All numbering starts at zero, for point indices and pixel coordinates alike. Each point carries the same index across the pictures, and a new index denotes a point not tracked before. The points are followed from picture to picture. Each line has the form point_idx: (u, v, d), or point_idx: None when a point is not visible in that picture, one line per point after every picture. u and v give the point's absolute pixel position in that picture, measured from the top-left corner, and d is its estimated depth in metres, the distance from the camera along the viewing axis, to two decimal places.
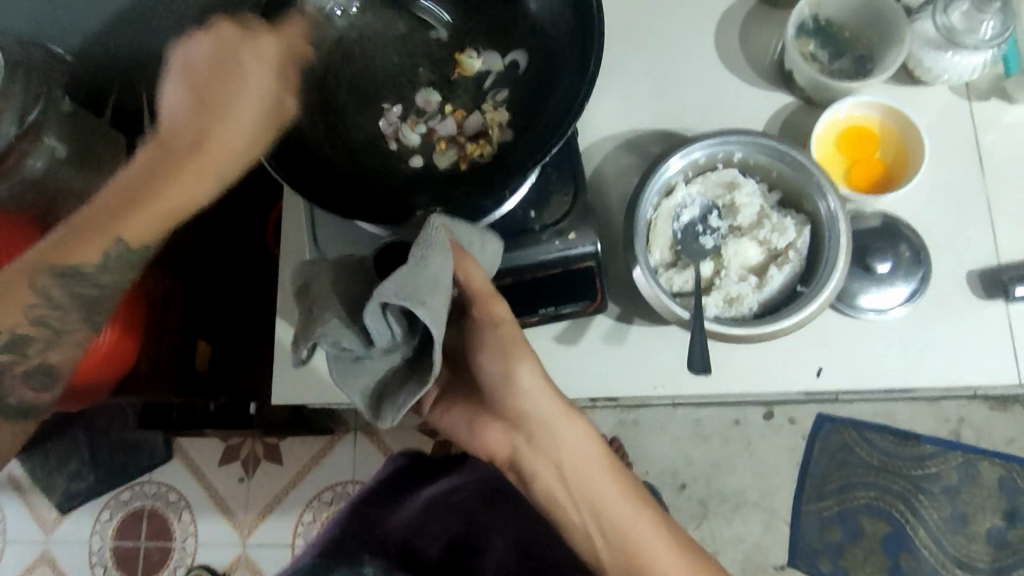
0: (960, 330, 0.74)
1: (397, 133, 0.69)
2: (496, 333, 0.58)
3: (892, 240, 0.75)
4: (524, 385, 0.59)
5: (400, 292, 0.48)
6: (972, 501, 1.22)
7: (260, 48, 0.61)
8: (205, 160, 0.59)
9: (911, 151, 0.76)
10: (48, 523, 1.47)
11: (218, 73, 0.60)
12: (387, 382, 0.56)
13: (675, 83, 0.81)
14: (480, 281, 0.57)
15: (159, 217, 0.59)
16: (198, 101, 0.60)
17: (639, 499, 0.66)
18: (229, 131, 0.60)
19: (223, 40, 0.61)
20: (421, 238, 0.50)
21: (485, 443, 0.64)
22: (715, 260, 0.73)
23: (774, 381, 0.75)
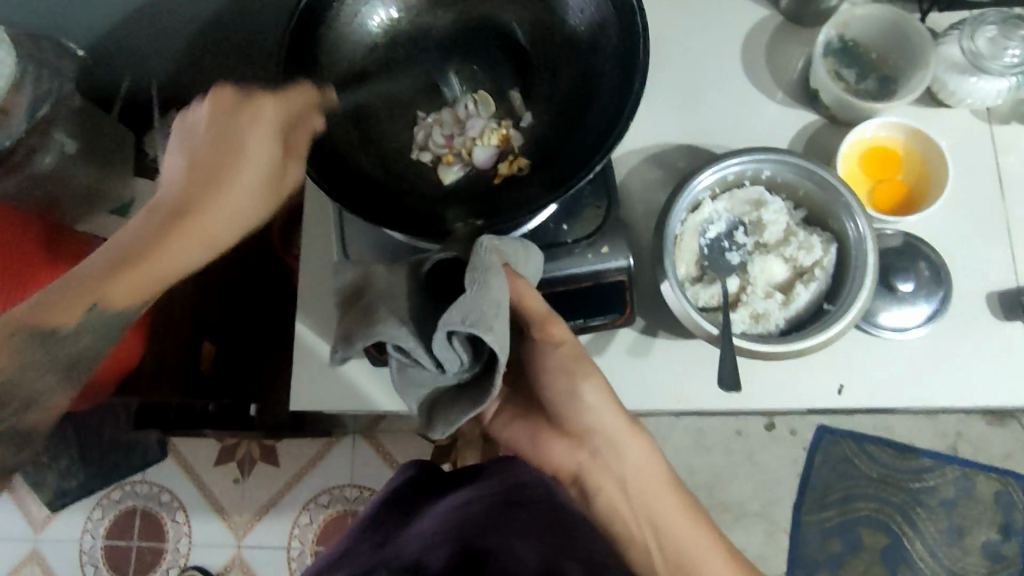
0: (976, 350, 0.76)
1: (427, 142, 0.70)
2: (556, 354, 0.61)
3: (912, 258, 0.76)
4: (589, 400, 0.62)
5: (467, 319, 0.50)
6: (969, 515, 1.23)
7: (262, 112, 0.57)
8: (206, 223, 0.54)
9: (933, 173, 0.77)
10: (38, 522, 1.45)
11: (228, 148, 0.55)
12: (439, 397, 0.59)
13: (699, 98, 0.82)
14: (537, 303, 0.59)
15: (142, 285, 0.53)
16: (206, 165, 0.55)
17: (695, 514, 0.66)
18: (220, 208, 0.54)
19: (222, 106, 0.56)
20: (477, 262, 0.52)
21: (550, 457, 0.65)
22: (741, 277, 0.74)
23: (795, 396, 0.75)
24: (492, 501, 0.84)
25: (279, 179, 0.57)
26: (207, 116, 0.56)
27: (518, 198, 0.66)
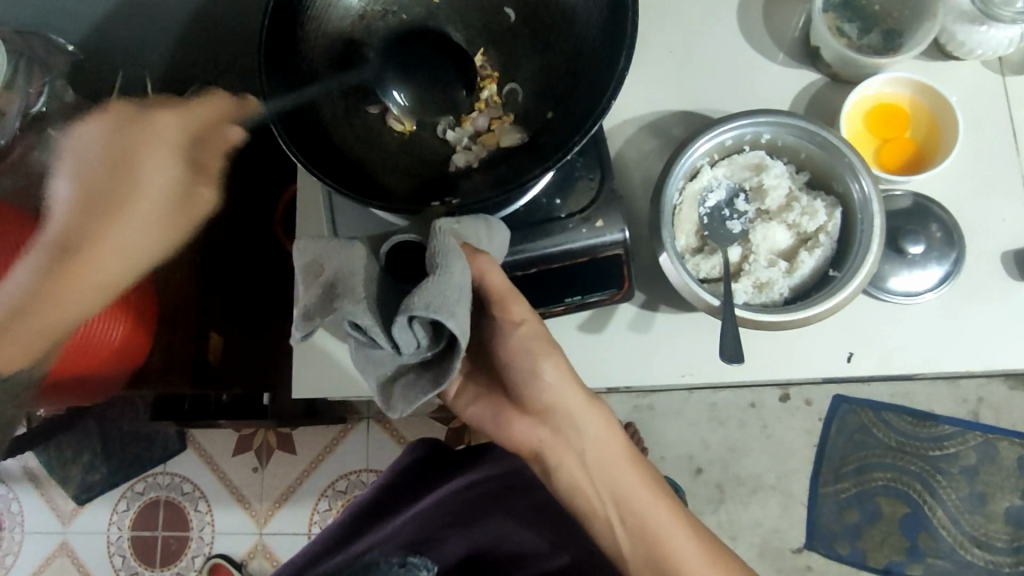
0: (990, 312, 0.73)
1: (385, 112, 0.67)
2: (517, 334, 0.60)
3: (924, 220, 0.74)
4: (548, 379, 0.62)
5: (429, 305, 0.49)
6: (991, 481, 1.21)
7: (164, 126, 0.71)
8: (124, 225, 0.69)
9: (943, 129, 0.74)
10: (66, 515, 1.47)
11: (120, 163, 0.69)
12: (401, 374, 0.57)
13: (696, 63, 0.79)
14: (498, 280, 0.59)
15: (78, 287, 0.67)
16: (102, 192, 0.69)
17: (656, 487, 0.66)
18: (147, 203, 0.69)
19: (116, 124, 0.71)
20: (437, 246, 0.52)
21: (512, 434, 0.65)
22: (743, 245, 0.71)
23: (804, 366, 0.73)
24: (487, 489, 0.82)
25: (187, 192, 0.72)
26: (106, 133, 0.71)
27: (496, 177, 0.64)
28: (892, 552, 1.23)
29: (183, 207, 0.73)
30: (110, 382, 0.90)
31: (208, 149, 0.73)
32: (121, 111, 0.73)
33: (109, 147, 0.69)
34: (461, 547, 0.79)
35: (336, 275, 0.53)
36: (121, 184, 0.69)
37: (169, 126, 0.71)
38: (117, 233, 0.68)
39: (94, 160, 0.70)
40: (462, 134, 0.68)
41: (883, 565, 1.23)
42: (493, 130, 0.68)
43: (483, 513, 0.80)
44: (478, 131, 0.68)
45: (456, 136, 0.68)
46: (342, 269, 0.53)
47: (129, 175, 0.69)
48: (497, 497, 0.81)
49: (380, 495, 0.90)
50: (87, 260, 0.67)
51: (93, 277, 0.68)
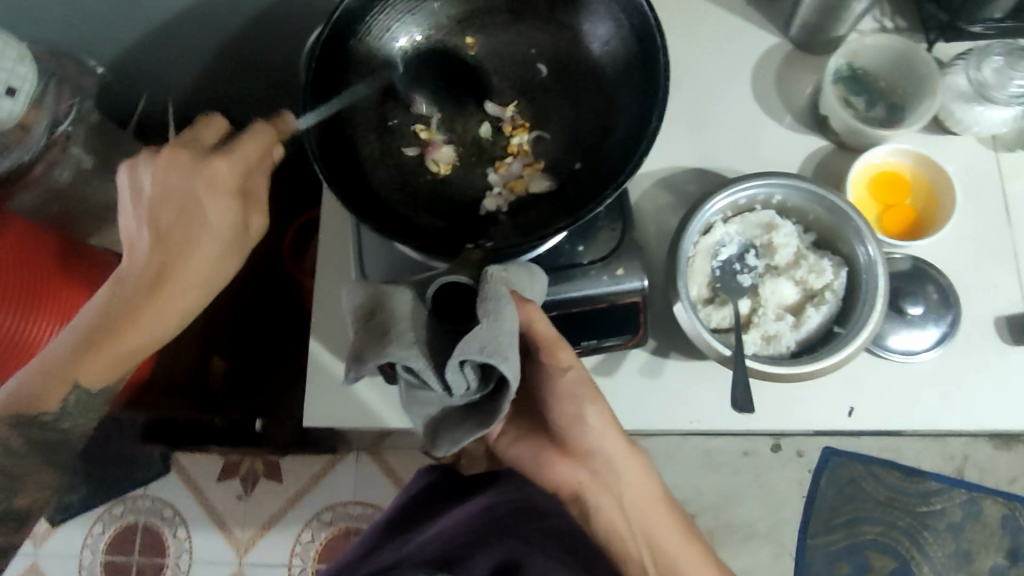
0: (983, 375, 0.76)
1: (424, 154, 0.71)
2: (567, 382, 0.61)
3: (921, 282, 0.77)
4: (592, 423, 0.63)
5: (484, 350, 0.51)
6: (975, 539, 1.24)
7: (217, 176, 0.60)
8: (179, 284, 0.62)
9: (942, 199, 0.78)
10: (41, 535, 1.44)
11: (185, 213, 0.61)
12: (447, 413, 0.59)
13: (710, 123, 0.84)
14: (545, 329, 0.60)
15: (124, 352, 0.63)
16: (172, 239, 0.61)
17: (684, 530, 0.69)
18: (198, 260, 0.62)
19: (172, 167, 0.61)
20: (488, 292, 0.53)
21: (553, 476, 0.66)
22: (752, 298, 0.75)
23: (809, 417, 0.76)
24: (506, 509, 0.81)
25: (241, 232, 0.63)
26: (164, 174, 0.61)
27: (524, 224, 0.67)
28: None
29: (237, 248, 0.64)
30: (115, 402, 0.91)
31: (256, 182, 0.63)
32: (180, 157, 0.61)
33: (170, 193, 0.60)
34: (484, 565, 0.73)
35: (387, 318, 0.54)
36: (184, 234, 0.61)
37: (225, 173, 0.61)
38: (170, 294, 0.61)
39: (157, 214, 0.61)
40: (496, 176, 0.71)
41: None
42: (523, 177, 0.70)
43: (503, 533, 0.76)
44: (511, 176, 0.70)
45: (488, 179, 0.71)
46: (393, 314, 0.54)
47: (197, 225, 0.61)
48: (514, 518, 0.79)
49: (399, 516, 0.90)
50: (146, 324, 0.62)
51: (162, 323, 0.63)
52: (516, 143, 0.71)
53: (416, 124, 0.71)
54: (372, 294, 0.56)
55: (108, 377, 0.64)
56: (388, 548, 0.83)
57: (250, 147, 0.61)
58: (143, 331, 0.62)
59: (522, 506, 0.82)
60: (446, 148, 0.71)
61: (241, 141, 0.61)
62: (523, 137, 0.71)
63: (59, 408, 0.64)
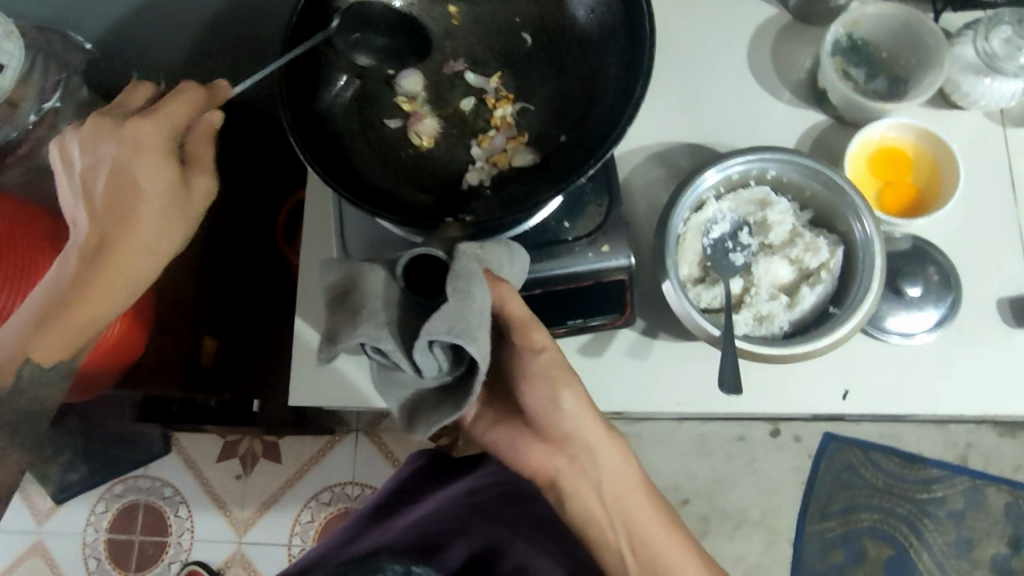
0: (985, 358, 0.74)
1: (407, 126, 0.69)
2: (537, 362, 0.59)
3: (921, 263, 0.75)
4: (567, 408, 0.61)
5: (451, 330, 0.49)
6: (977, 527, 1.22)
7: (140, 135, 0.58)
8: (126, 248, 0.59)
9: (945, 176, 0.76)
10: (42, 513, 1.45)
11: (117, 176, 0.58)
12: (423, 395, 0.58)
13: (706, 96, 0.81)
14: (520, 311, 0.59)
15: (78, 323, 0.60)
16: (110, 204, 0.58)
17: (665, 517, 0.68)
18: (142, 222, 0.58)
19: (99, 135, 0.59)
20: (459, 269, 0.51)
21: (528, 461, 0.64)
22: (745, 278, 0.72)
23: (803, 400, 0.74)
24: (495, 495, 0.81)
25: (183, 194, 0.60)
26: (92, 143, 0.59)
27: (507, 198, 0.65)
28: None
29: (181, 210, 0.60)
30: (103, 380, 0.91)
31: (196, 145, 0.60)
32: (105, 124, 0.59)
33: (102, 163, 0.58)
34: (465, 552, 0.71)
35: (358, 298, 0.53)
36: (117, 197, 0.58)
37: (150, 132, 0.58)
38: (117, 260, 0.59)
39: (95, 182, 0.59)
40: (480, 150, 0.69)
41: None
42: (507, 151, 0.68)
43: (490, 520, 0.76)
44: (494, 150, 0.68)
45: (472, 152, 0.69)
46: (363, 294, 0.53)
47: (133, 188, 0.58)
48: (502, 504, 0.79)
49: (381, 501, 0.89)
50: (97, 294, 0.59)
51: (110, 293, 0.60)
52: (500, 116, 0.69)
53: (398, 97, 0.69)
54: (345, 273, 0.55)
55: (68, 352, 0.62)
56: (365, 534, 0.80)
57: (178, 108, 0.59)
58: (96, 300, 0.59)
59: (510, 490, 0.82)
60: (429, 121, 0.69)
61: (169, 104, 0.59)
62: (507, 109, 0.69)
63: (17, 382, 0.61)
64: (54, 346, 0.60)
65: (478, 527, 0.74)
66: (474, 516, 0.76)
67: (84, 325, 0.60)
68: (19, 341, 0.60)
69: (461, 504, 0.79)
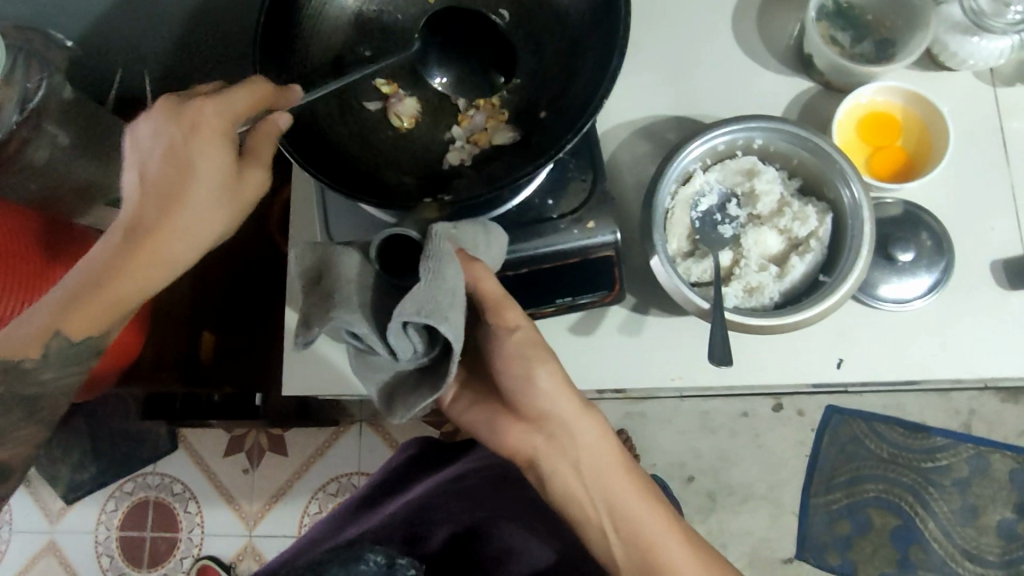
0: (981, 322, 0.73)
1: (388, 108, 0.68)
2: (511, 341, 0.60)
3: (912, 228, 0.75)
4: (542, 385, 0.61)
5: (420, 310, 0.49)
6: (982, 494, 1.21)
7: (202, 118, 0.55)
8: (169, 236, 0.56)
9: (934, 139, 0.75)
10: (54, 513, 1.46)
11: (175, 161, 0.55)
12: (399, 381, 0.58)
13: (691, 68, 0.80)
14: (491, 285, 0.58)
15: (113, 306, 0.58)
16: (163, 187, 0.55)
17: (650, 496, 0.66)
18: (191, 211, 0.56)
19: (165, 113, 0.56)
20: (431, 248, 0.52)
21: (506, 442, 0.64)
22: (734, 250, 0.72)
23: (797, 370, 0.73)
24: (481, 480, 0.83)
25: (234, 183, 0.57)
26: (157, 122, 0.56)
27: (490, 176, 0.64)
28: (882, 564, 1.23)
29: (229, 199, 0.57)
30: (106, 376, 0.91)
31: (258, 141, 0.57)
32: (169, 105, 0.56)
33: (166, 144, 0.55)
34: (450, 534, 0.78)
35: (332, 281, 0.53)
36: (173, 183, 0.55)
37: (211, 116, 0.55)
38: (157, 246, 0.56)
39: (149, 160, 0.56)
40: (462, 130, 0.68)
41: None
42: (487, 129, 0.67)
43: (475, 505, 0.80)
44: (475, 130, 0.68)
45: (451, 132, 0.68)
46: (338, 276, 0.53)
47: (187, 174, 0.55)
48: (487, 489, 0.82)
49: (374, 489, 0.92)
50: (129, 278, 0.57)
51: (151, 278, 0.57)
52: (481, 96, 0.68)
53: (378, 79, 0.67)
54: (319, 257, 0.54)
55: (98, 330, 0.59)
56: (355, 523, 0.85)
57: (241, 99, 0.55)
58: (135, 285, 0.57)
59: (498, 476, 0.83)
60: (410, 102, 0.68)
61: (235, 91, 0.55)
62: (489, 86, 0.68)
63: (42, 357, 0.59)
64: (83, 327, 0.58)
65: (461, 512, 0.79)
66: (455, 502, 0.80)
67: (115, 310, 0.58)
68: (42, 322, 0.57)
69: (446, 491, 0.82)
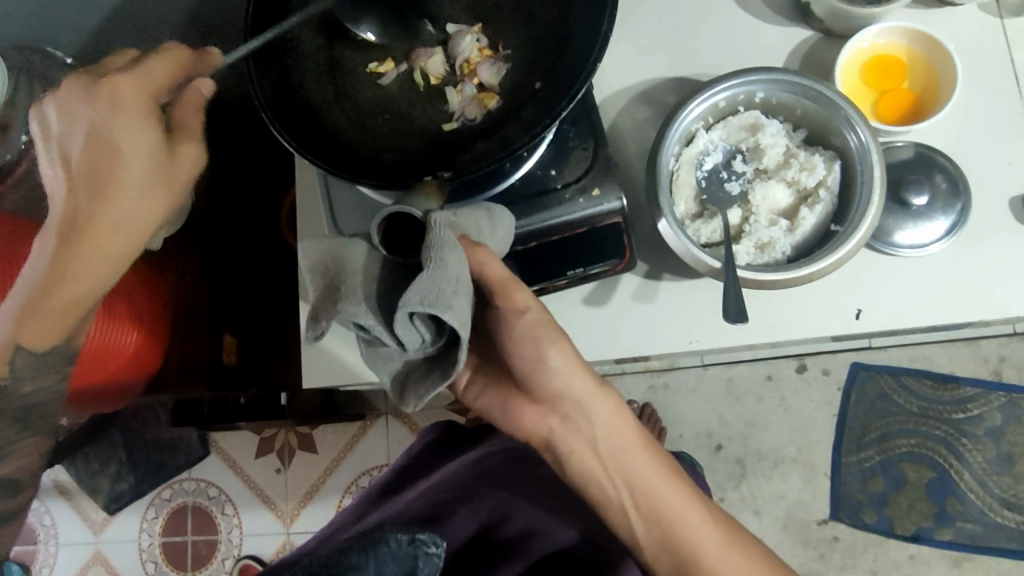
0: (1002, 262, 0.71)
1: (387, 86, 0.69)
2: (523, 323, 0.59)
3: (928, 170, 0.73)
4: (555, 367, 0.61)
5: (423, 300, 0.49)
6: (1017, 442, 1.20)
7: (120, 95, 0.53)
8: (109, 224, 0.55)
9: (942, 77, 0.73)
10: (98, 524, 1.50)
11: (95, 148, 0.54)
12: (412, 367, 0.58)
13: (687, 28, 0.78)
14: (501, 272, 0.58)
15: (64, 304, 0.57)
16: (89, 173, 0.54)
17: (670, 472, 0.66)
18: (124, 195, 0.55)
19: (70, 98, 0.54)
20: (432, 238, 0.52)
21: (521, 424, 0.65)
22: (743, 207, 0.71)
23: (815, 326, 0.73)
24: (499, 461, 0.84)
25: (167, 160, 0.56)
26: (74, 107, 0.54)
27: (486, 148, 0.63)
28: (920, 519, 1.22)
29: (164, 176, 0.56)
30: (131, 387, 0.92)
31: (184, 111, 0.57)
32: (83, 84, 0.54)
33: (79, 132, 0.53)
34: (473, 522, 0.77)
35: (338, 274, 0.54)
36: (94, 168, 0.54)
37: (133, 94, 0.54)
38: (96, 236, 0.55)
39: (68, 150, 0.54)
40: (467, 97, 0.69)
41: (911, 532, 1.22)
42: (485, 96, 0.69)
43: (492, 485, 0.80)
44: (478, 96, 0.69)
45: (447, 109, 0.69)
46: (345, 269, 0.54)
47: (111, 160, 0.54)
48: (505, 470, 0.82)
49: (395, 479, 0.93)
50: (78, 269, 0.55)
51: (97, 275, 0.57)
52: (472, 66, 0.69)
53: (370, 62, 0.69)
54: (326, 250, 0.55)
55: (55, 336, 0.59)
56: (378, 510, 0.85)
57: (159, 67, 0.55)
58: (79, 281, 0.56)
59: (513, 458, 0.84)
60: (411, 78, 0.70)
61: (145, 65, 0.55)
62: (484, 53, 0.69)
63: (11, 369, 0.58)
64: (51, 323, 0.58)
65: (481, 495, 0.79)
66: (475, 484, 0.80)
67: (64, 316, 0.58)
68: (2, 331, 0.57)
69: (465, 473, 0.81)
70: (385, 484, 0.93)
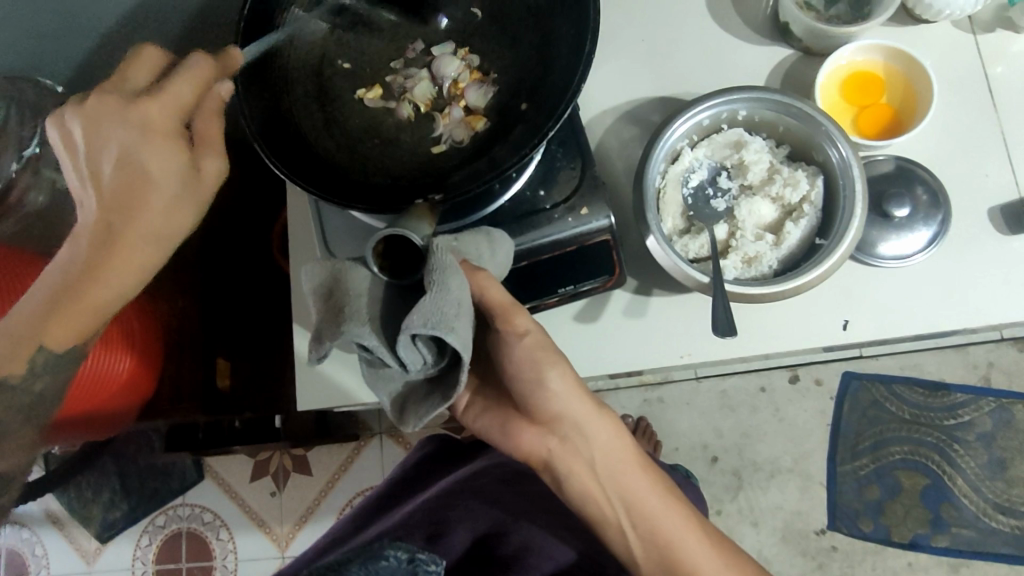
0: (985, 273, 0.73)
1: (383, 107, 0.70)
2: (522, 344, 0.59)
3: (908, 183, 0.75)
4: (553, 388, 0.61)
5: (427, 323, 0.50)
6: (1009, 446, 1.21)
7: (150, 115, 0.50)
8: (139, 236, 0.52)
9: (919, 93, 0.75)
10: (89, 553, 1.47)
11: (127, 168, 0.50)
12: (413, 388, 0.58)
13: (670, 49, 0.80)
14: (497, 293, 0.59)
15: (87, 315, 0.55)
16: (121, 187, 0.51)
17: (664, 490, 0.67)
18: (153, 210, 0.52)
19: (100, 115, 0.50)
20: (434, 263, 0.53)
21: (520, 445, 0.64)
22: (729, 223, 0.72)
23: (805, 338, 0.74)
24: (493, 478, 0.82)
25: (193, 179, 0.53)
26: (93, 126, 0.50)
27: (475, 169, 0.64)
28: (916, 526, 1.22)
29: (192, 194, 0.53)
30: (120, 415, 0.91)
31: (206, 120, 0.53)
32: (108, 99, 0.51)
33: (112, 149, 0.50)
34: (469, 535, 0.79)
35: (341, 296, 0.54)
36: (127, 183, 0.51)
37: (160, 114, 0.51)
38: (123, 251, 0.52)
39: (98, 163, 0.51)
40: (457, 117, 0.70)
41: (908, 540, 1.22)
42: (472, 115, 0.70)
43: (489, 502, 0.79)
44: (468, 116, 0.70)
45: (435, 132, 0.70)
46: (347, 290, 0.54)
47: (144, 178, 0.51)
48: (502, 486, 0.81)
49: (392, 490, 0.93)
50: (101, 283, 0.52)
51: (120, 291, 0.54)
52: (458, 94, 0.71)
53: (359, 89, 0.70)
54: (329, 272, 0.56)
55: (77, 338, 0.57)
56: (376, 522, 0.85)
57: (184, 86, 0.52)
58: (102, 294, 0.53)
59: (506, 474, 0.83)
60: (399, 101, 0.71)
61: (174, 79, 0.51)
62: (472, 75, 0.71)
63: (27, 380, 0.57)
64: (63, 331, 0.55)
65: (479, 510, 0.79)
66: (471, 500, 0.80)
67: (84, 324, 0.55)
68: (22, 333, 0.54)
69: (461, 489, 0.80)
70: (382, 494, 0.93)
